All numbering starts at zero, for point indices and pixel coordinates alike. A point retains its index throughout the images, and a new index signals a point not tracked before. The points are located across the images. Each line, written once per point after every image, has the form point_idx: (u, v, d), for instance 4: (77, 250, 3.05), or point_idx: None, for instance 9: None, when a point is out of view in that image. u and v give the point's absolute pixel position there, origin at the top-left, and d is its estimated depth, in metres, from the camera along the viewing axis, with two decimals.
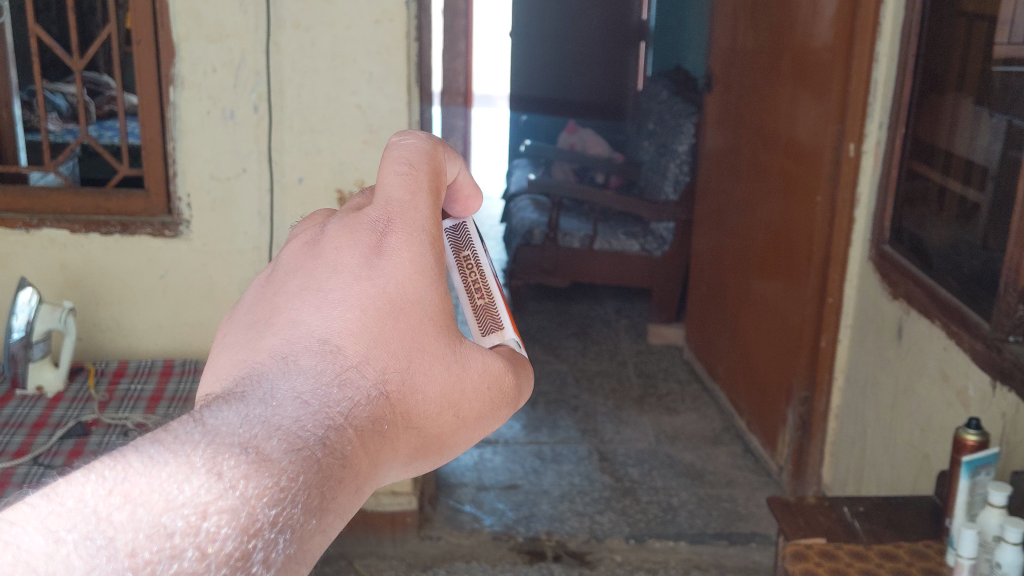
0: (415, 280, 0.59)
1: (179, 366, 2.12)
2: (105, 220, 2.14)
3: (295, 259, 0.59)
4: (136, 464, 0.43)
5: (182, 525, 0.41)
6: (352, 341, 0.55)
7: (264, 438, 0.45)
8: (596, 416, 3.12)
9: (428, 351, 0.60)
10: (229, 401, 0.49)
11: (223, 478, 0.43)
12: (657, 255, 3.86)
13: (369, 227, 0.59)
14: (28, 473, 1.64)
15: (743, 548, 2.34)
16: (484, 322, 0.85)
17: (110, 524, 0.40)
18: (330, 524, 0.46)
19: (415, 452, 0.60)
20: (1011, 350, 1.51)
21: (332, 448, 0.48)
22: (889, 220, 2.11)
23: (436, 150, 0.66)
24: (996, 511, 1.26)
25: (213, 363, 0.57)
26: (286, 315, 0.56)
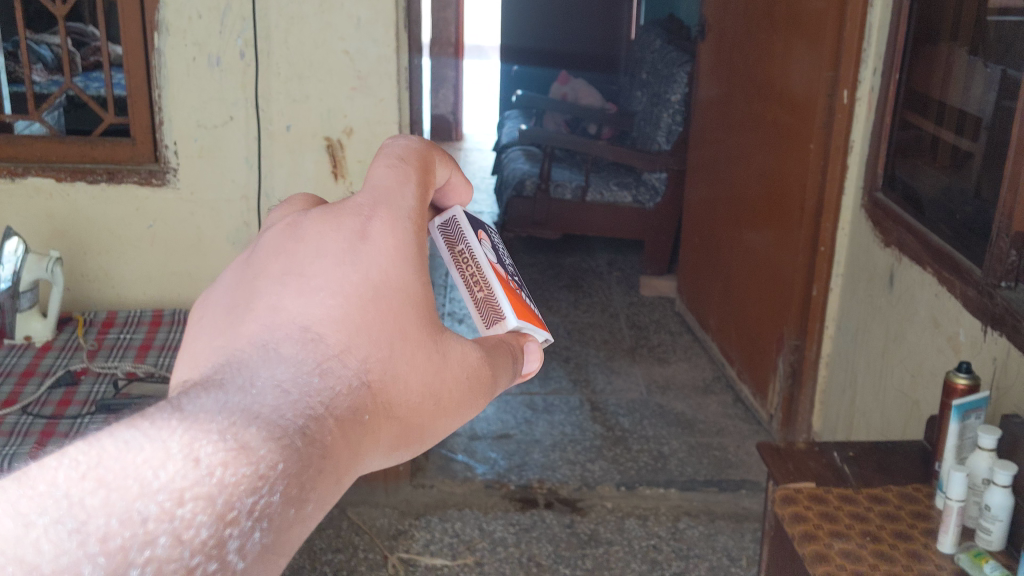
0: (396, 265, 0.59)
1: (169, 316, 2.11)
2: (92, 168, 2.11)
3: (276, 243, 0.58)
4: (111, 448, 0.40)
5: (157, 511, 0.38)
6: (336, 329, 0.54)
7: (243, 426, 0.43)
8: (588, 367, 3.13)
9: (409, 340, 0.59)
10: (210, 383, 0.46)
11: (201, 465, 0.41)
12: (649, 206, 3.85)
13: (351, 217, 0.60)
14: (17, 420, 1.63)
15: (733, 494, 2.36)
16: (486, 313, 0.88)
17: (82, 508, 0.37)
18: (313, 514, 0.45)
19: (395, 443, 0.58)
20: (1002, 297, 1.51)
21: (313, 436, 0.46)
22: (883, 166, 2.09)
23: (430, 152, 0.69)
24: (985, 455, 1.27)
25: (189, 348, 0.54)
26: (264, 301, 0.54)
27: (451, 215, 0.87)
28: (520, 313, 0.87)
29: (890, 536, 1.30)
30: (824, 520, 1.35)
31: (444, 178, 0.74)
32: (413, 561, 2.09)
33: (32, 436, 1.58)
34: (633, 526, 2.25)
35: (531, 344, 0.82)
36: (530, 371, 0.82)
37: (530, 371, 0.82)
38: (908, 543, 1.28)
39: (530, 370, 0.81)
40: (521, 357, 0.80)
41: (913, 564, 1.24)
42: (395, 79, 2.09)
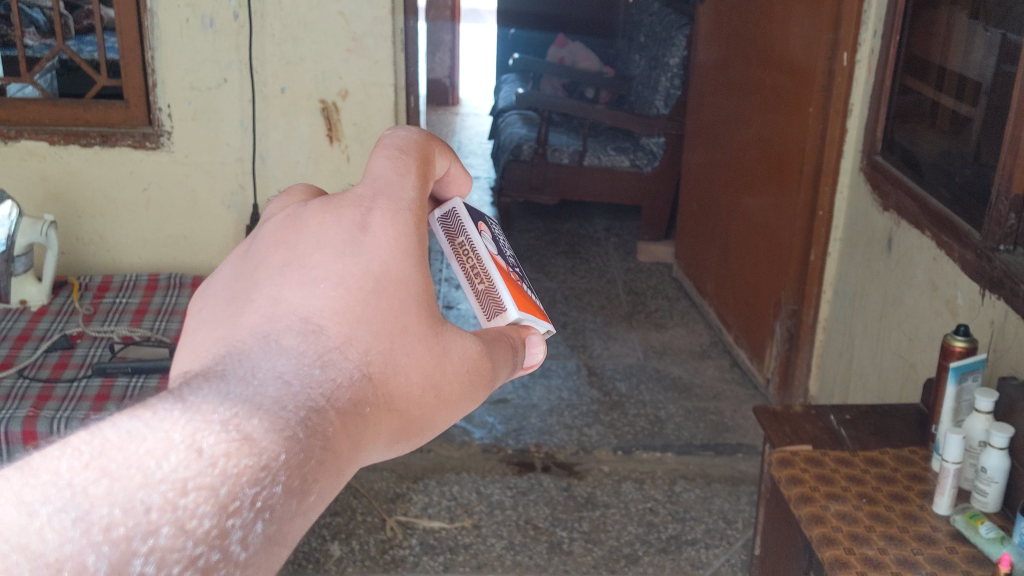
0: (397, 257, 0.56)
1: (164, 280, 2.11)
2: (85, 131, 2.09)
3: (276, 235, 0.56)
4: (114, 438, 0.37)
5: (160, 501, 0.36)
6: (337, 320, 0.51)
7: (245, 417, 0.41)
8: (585, 332, 3.13)
9: (410, 332, 0.56)
10: (210, 374, 0.43)
11: (204, 455, 0.38)
12: (647, 170, 3.84)
13: (350, 208, 0.57)
14: (14, 384, 1.63)
15: (729, 458, 2.37)
16: (487, 305, 0.87)
17: (86, 496, 0.35)
18: (312, 508, 0.42)
19: (395, 436, 0.55)
20: (1001, 260, 1.50)
21: (316, 428, 0.43)
22: (881, 129, 2.08)
23: (429, 143, 0.67)
24: (982, 417, 1.26)
25: (189, 337, 0.51)
26: (264, 293, 0.51)
27: (451, 207, 0.87)
28: (521, 304, 0.86)
29: (887, 498, 1.31)
30: (821, 483, 1.35)
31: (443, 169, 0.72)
32: (411, 523, 2.10)
33: (29, 399, 1.58)
34: (629, 490, 2.26)
35: (534, 335, 0.81)
36: (535, 362, 0.80)
37: (535, 363, 0.80)
38: (904, 505, 1.29)
39: (535, 359, 0.79)
40: (522, 350, 0.78)
41: (909, 525, 1.24)
42: (390, 41, 2.06)
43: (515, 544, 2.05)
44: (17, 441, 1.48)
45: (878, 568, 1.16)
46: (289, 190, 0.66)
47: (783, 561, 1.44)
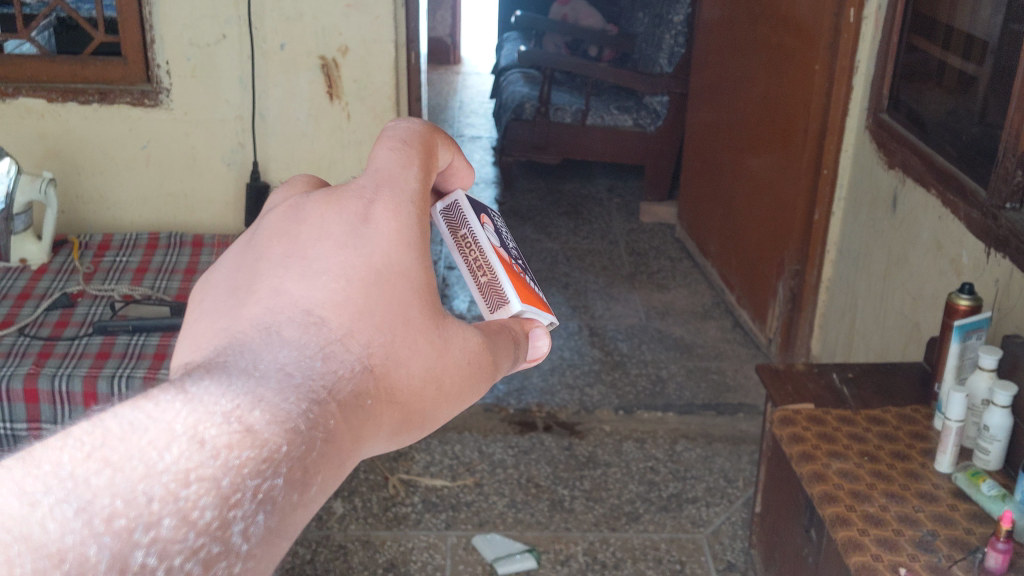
0: (399, 249, 0.53)
1: (165, 239, 2.10)
2: (83, 88, 2.07)
3: (277, 225, 0.53)
4: (116, 429, 0.34)
5: (163, 492, 0.33)
6: (340, 312, 0.48)
7: (247, 409, 0.37)
8: (587, 293, 3.12)
9: (412, 325, 0.53)
10: (210, 366, 0.40)
11: (207, 447, 0.35)
12: (650, 130, 3.80)
13: (353, 201, 0.55)
14: (15, 341, 1.62)
15: (730, 418, 2.38)
16: (490, 299, 0.84)
17: (88, 486, 0.32)
18: (314, 500, 0.38)
19: (395, 430, 0.52)
20: (1007, 218, 1.49)
21: (316, 421, 0.40)
22: (888, 87, 2.05)
23: (431, 136, 0.64)
24: (985, 375, 1.26)
25: (188, 331, 0.48)
26: (266, 283, 0.48)
27: (453, 199, 0.84)
28: (524, 297, 0.83)
29: (888, 456, 1.31)
30: (822, 441, 1.35)
31: (446, 161, 0.70)
32: (413, 481, 2.11)
33: (30, 356, 1.57)
34: (630, 449, 2.27)
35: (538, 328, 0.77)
36: (539, 354, 0.77)
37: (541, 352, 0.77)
38: (905, 463, 1.29)
39: (540, 348, 0.77)
40: (524, 344, 0.74)
41: (911, 483, 1.24)
42: None
43: (517, 502, 2.05)
44: (18, 398, 1.49)
45: (880, 524, 1.16)
46: (288, 182, 0.63)
47: (784, 518, 1.44)
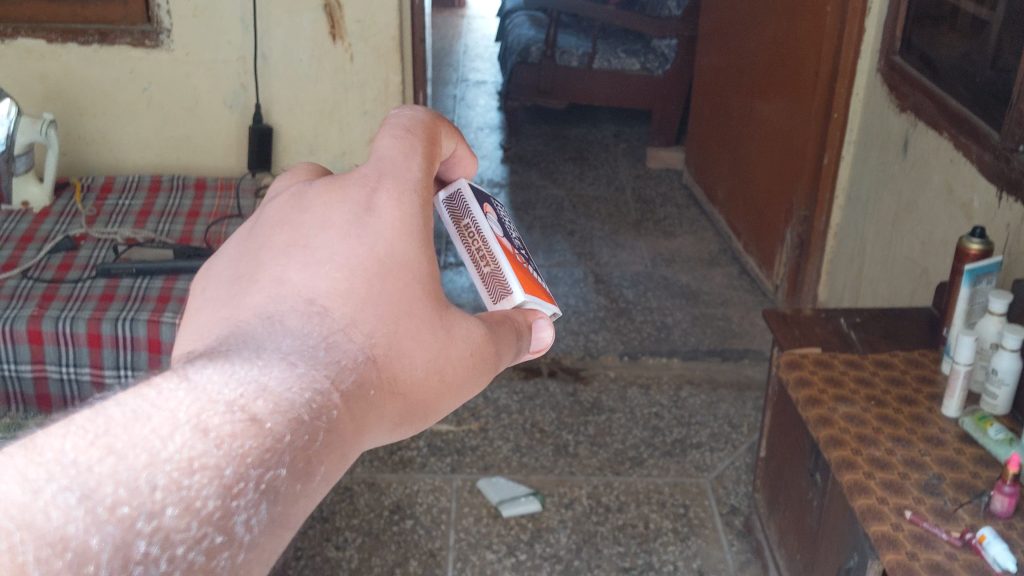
0: (402, 238, 0.52)
1: (168, 182, 2.08)
2: (83, 29, 2.04)
3: (279, 215, 0.52)
4: (118, 417, 0.34)
5: (165, 481, 0.32)
6: (341, 306, 0.47)
7: (252, 398, 0.37)
8: (593, 240, 3.10)
9: (415, 317, 0.51)
10: (213, 355, 0.40)
11: (210, 437, 0.34)
12: (657, 74, 3.76)
13: (355, 189, 0.53)
14: (19, 284, 1.62)
15: (735, 364, 2.37)
16: (493, 289, 0.80)
17: (91, 474, 0.31)
18: (314, 492, 0.37)
19: (400, 420, 0.50)
20: (1020, 161, 1.46)
21: (321, 409, 0.39)
22: (901, 30, 2.01)
23: (436, 123, 0.63)
24: (996, 318, 1.24)
25: (189, 322, 0.47)
26: (267, 273, 0.47)
27: (455, 187, 0.82)
28: (528, 286, 0.80)
29: (895, 401, 1.30)
30: (829, 385, 1.34)
31: (451, 149, 0.69)
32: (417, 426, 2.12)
33: (34, 299, 1.57)
34: (635, 395, 2.27)
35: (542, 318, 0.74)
36: (542, 345, 0.73)
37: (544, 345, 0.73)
38: (912, 407, 1.28)
39: (542, 339, 0.73)
40: (526, 337, 0.71)
41: (917, 427, 1.24)
42: None
43: (522, 447, 2.06)
44: (22, 340, 1.49)
45: (885, 468, 1.16)
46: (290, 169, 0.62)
47: (789, 462, 1.44)
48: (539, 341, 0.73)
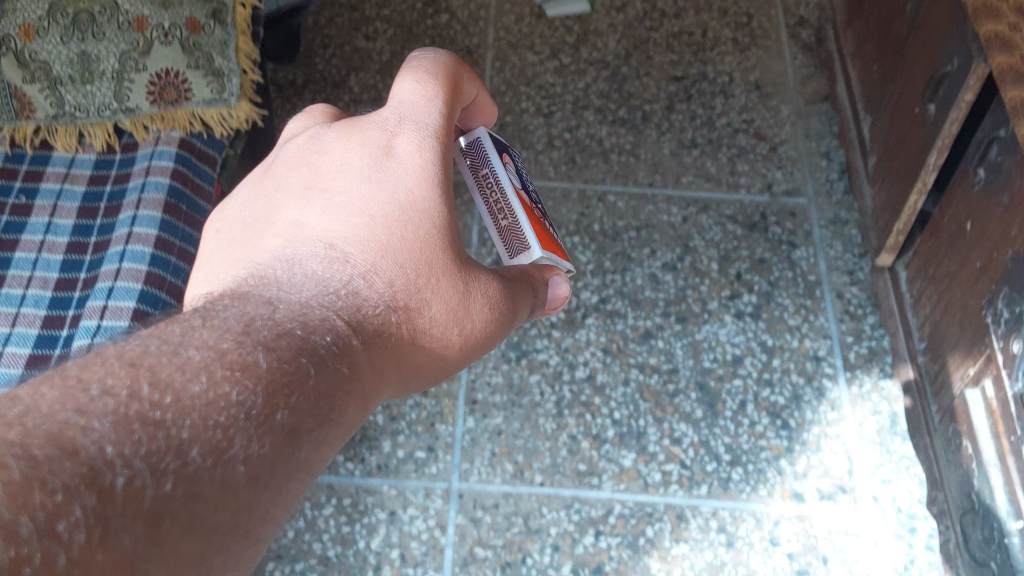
0: (418, 188, 0.66)
1: None
2: None
3: (306, 160, 0.67)
4: (158, 353, 0.43)
5: (196, 418, 0.40)
6: (359, 246, 0.61)
7: (278, 336, 0.48)
8: None
9: (434, 267, 0.64)
10: (246, 288, 0.54)
11: (234, 374, 0.43)
12: None
13: (377, 136, 0.68)
14: None
15: None
16: (511, 244, 0.82)
17: (130, 408, 0.38)
18: (335, 435, 0.49)
19: (413, 371, 0.63)
20: None
21: (342, 363, 0.51)
22: None
23: (460, 68, 0.76)
24: None
25: (219, 256, 0.62)
26: (293, 217, 0.62)
27: (476, 135, 0.85)
28: (545, 240, 0.81)
29: None
30: None
31: (473, 96, 0.80)
32: None
33: None
34: None
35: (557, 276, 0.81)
36: (559, 296, 0.83)
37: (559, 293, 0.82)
38: None
39: (559, 291, 0.82)
40: (543, 292, 0.79)
41: None
42: None
43: None
44: None
45: None
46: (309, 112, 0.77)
47: None
48: (555, 295, 0.82)
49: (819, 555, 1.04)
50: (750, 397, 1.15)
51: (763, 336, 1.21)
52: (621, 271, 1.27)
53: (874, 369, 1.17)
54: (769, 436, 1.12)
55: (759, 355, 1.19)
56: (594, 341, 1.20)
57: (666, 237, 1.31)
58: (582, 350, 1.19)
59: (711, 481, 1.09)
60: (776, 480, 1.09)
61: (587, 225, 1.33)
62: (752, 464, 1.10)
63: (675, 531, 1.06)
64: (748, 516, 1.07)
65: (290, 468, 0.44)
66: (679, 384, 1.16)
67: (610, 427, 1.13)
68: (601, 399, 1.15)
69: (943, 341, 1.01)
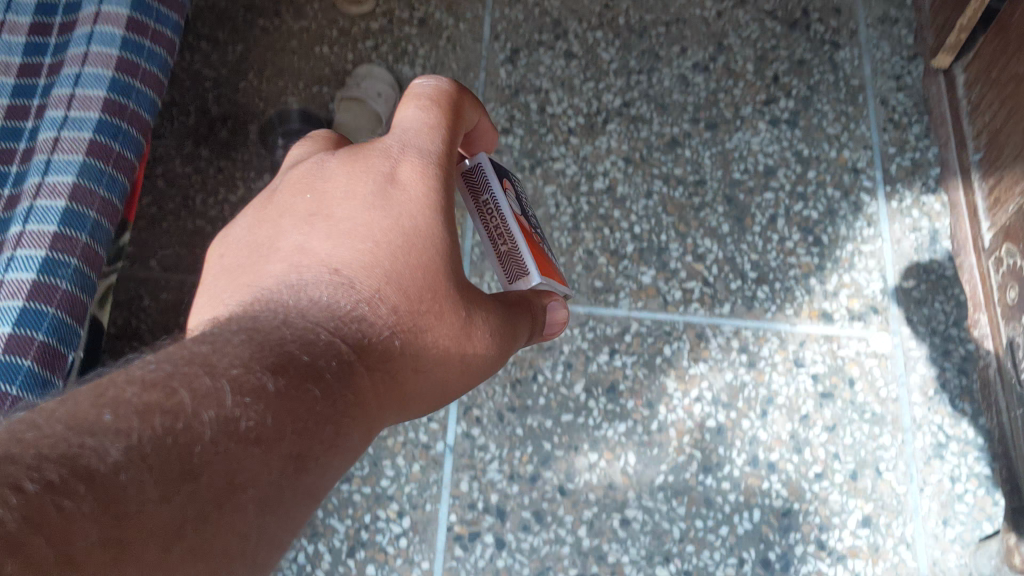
0: (423, 215, 0.59)
1: None
2: None
3: (308, 185, 0.61)
4: (168, 378, 0.41)
5: (207, 441, 0.39)
6: (361, 275, 0.56)
7: (271, 380, 0.44)
8: None
9: (437, 295, 0.58)
10: (242, 321, 0.49)
11: (244, 403, 0.42)
12: None
13: (380, 162, 0.61)
14: None
15: None
16: (508, 270, 0.74)
17: (143, 430, 0.37)
18: (333, 461, 0.47)
19: (411, 401, 0.58)
20: None
21: (333, 424, 0.47)
22: None
23: (465, 95, 0.68)
24: None
25: (220, 281, 0.58)
26: (293, 244, 0.57)
27: (476, 161, 0.76)
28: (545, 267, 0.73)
29: None
30: None
31: (475, 123, 0.72)
32: None
33: None
34: None
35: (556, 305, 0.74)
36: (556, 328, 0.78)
37: (556, 325, 0.77)
38: None
39: (557, 325, 0.77)
40: (541, 321, 0.72)
41: None
42: None
43: None
44: None
45: None
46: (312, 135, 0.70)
47: None
48: (553, 328, 0.77)
49: (846, 377, 0.99)
50: (782, 211, 1.07)
51: (799, 146, 1.11)
52: (648, 71, 1.15)
53: (916, 184, 1.08)
54: (800, 253, 1.05)
55: (794, 166, 1.10)
56: (616, 150, 1.10)
57: (698, 35, 1.18)
58: (602, 159, 1.10)
59: (736, 300, 1.02)
60: (804, 298, 1.03)
61: (611, 19, 1.18)
62: (780, 282, 1.03)
63: (695, 351, 1.00)
64: (772, 336, 1.01)
65: (294, 494, 0.43)
66: (705, 197, 1.08)
67: (629, 242, 1.05)
68: (621, 213, 1.06)
69: (1003, 151, 0.94)
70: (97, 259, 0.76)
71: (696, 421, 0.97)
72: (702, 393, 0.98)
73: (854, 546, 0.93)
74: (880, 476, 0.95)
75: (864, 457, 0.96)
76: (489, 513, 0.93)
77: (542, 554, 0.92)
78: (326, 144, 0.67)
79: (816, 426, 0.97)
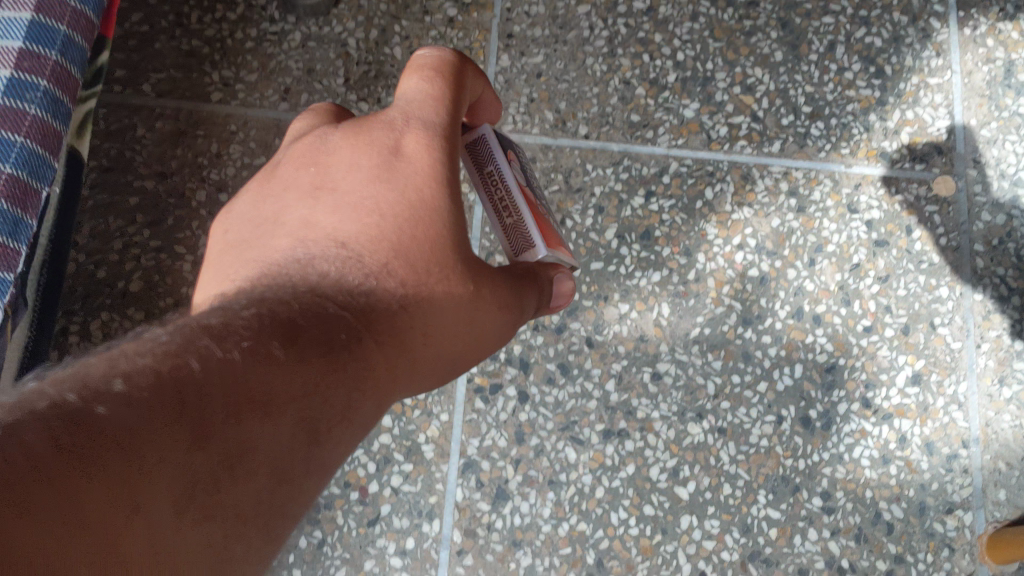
0: (429, 186, 0.55)
1: None
2: None
3: (309, 157, 0.57)
4: (173, 347, 0.38)
5: (214, 410, 0.36)
6: (367, 248, 0.52)
7: (279, 366, 0.41)
8: None
9: (445, 267, 0.54)
10: (246, 298, 0.45)
11: (249, 372, 0.39)
12: None
13: (383, 133, 0.57)
14: None
15: None
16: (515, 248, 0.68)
17: (150, 391, 0.34)
18: (341, 444, 0.44)
19: (421, 375, 0.55)
20: None
21: (338, 414, 0.44)
22: None
23: (468, 63, 0.63)
24: None
25: (221, 258, 0.54)
26: (296, 217, 0.53)
27: (480, 133, 0.68)
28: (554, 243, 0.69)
29: None
30: None
31: (477, 93, 0.66)
32: None
33: None
34: None
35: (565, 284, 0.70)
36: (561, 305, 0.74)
37: (562, 305, 0.73)
38: None
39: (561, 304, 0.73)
40: (547, 296, 0.68)
41: None
42: None
43: None
44: None
45: None
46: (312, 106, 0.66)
47: None
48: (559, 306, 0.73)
49: (904, 225, 0.90)
50: (842, 37, 0.96)
51: None
52: None
53: (994, 9, 0.96)
54: (859, 85, 0.94)
55: None
56: None
57: None
58: None
59: (786, 139, 0.93)
60: (862, 136, 0.93)
61: None
62: (837, 119, 0.93)
63: (739, 194, 0.91)
64: (825, 178, 0.92)
65: (305, 477, 0.40)
66: (758, 20, 0.96)
67: (671, 71, 0.94)
68: (663, 38, 0.95)
69: None
70: (70, 80, 0.67)
71: (737, 270, 0.89)
72: (745, 241, 0.90)
73: (902, 404, 0.86)
74: (934, 331, 0.88)
75: (918, 310, 0.88)
76: (512, 365, 0.86)
77: (566, 409, 0.86)
78: (330, 119, 0.63)
79: (868, 277, 0.89)
